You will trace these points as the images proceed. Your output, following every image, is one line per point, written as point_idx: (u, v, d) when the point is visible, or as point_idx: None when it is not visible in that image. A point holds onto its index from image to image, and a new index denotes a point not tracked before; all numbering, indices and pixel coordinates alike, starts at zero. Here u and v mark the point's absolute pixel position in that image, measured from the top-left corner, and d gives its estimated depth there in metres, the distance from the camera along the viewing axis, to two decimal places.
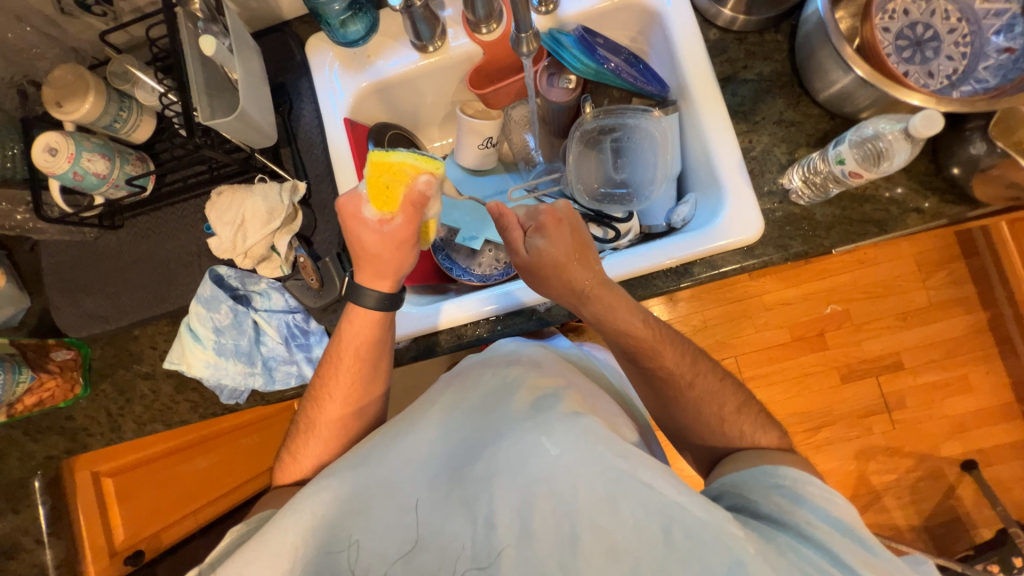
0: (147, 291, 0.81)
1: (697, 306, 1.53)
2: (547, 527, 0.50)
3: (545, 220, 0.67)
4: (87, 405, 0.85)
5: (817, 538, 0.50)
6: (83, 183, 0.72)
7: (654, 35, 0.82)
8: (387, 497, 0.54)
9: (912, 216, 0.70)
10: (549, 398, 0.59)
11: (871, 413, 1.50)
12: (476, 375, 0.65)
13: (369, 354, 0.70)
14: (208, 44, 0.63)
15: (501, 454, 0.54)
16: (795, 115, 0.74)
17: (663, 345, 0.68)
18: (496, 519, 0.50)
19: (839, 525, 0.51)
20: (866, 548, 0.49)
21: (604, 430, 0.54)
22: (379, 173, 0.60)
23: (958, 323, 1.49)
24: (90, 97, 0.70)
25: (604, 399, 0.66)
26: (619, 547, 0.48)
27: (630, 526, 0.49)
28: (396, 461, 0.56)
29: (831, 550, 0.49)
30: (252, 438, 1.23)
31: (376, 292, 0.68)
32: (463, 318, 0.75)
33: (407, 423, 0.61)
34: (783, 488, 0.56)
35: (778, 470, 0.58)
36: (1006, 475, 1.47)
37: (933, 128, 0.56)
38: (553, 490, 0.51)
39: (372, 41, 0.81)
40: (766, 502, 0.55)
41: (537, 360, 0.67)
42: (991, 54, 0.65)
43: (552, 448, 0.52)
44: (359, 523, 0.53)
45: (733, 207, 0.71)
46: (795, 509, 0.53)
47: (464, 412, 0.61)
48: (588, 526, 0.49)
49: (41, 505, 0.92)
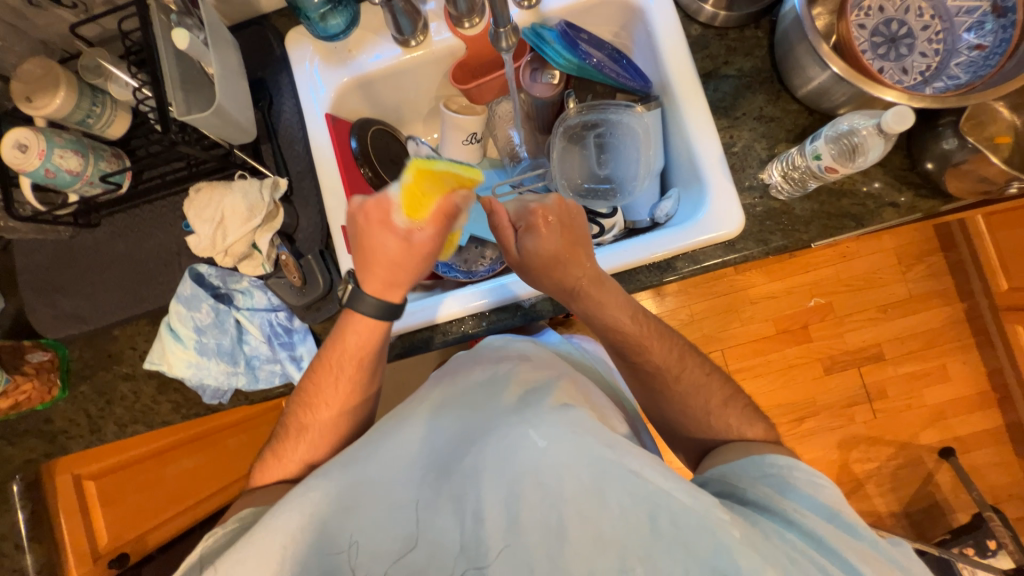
0: (126, 291, 0.80)
1: (684, 301, 1.55)
2: (534, 519, 0.50)
3: (535, 219, 0.66)
4: (65, 407, 0.84)
5: (801, 523, 0.51)
6: (56, 180, 0.70)
7: (636, 31, 0.82)
8: (377, 497, 0.54)
9: (888, 210, 0.71)
10: (537, 392, 0.59)
11: (854, 404, 1.53)
12: (464, 371, 0.65)
13: (368, 361, 0.69)
14: (180, 38, 0.62)
15: (489, 449, 0.54)
16: (774, 111, 0.74)
17: (645, 337, 0.69)
18: (485, 512, 0.51)
19: (822, 511, 0.53)
20: (848, 533, 0.51)
21: (592, 421, 0.54)
22: (420, 180, 0.56)
23: (937, 314, 1.53)
24: (62, 91, 0.68)
25: (594, 392, 0.66)
26: (606, 536, 0.49)
27: (616, 515, 0.49)
28: (386, 460, 0.56)
29: (812, 533, 0.50)
30: (239, 438, 1.21)
31: (374, 298, 0.66)
32: (466, 310, 0.75)
33: (395, 421, 0.60)
34: (769, 477, 0.57)
35: (766, 460, 0.59)
36: (981, 462, 1.51)
37: (904, 123, 0.57)
38: (540, 482, 0.51)
39: (353, 36, 0.81)
40: (753, 489, 0.56)
41: (526, 355, 0.67)
42: (963, 51, 0.66)
43: (540, 442, 0.52)
44: (355, 523, 0.53)
45: (715, 200, 0.72)
46: (780, 496, 0.54)
47: (452, 406, 0.60)
48: (575, 517, 0.50)
49: (19, 511, 0.89)
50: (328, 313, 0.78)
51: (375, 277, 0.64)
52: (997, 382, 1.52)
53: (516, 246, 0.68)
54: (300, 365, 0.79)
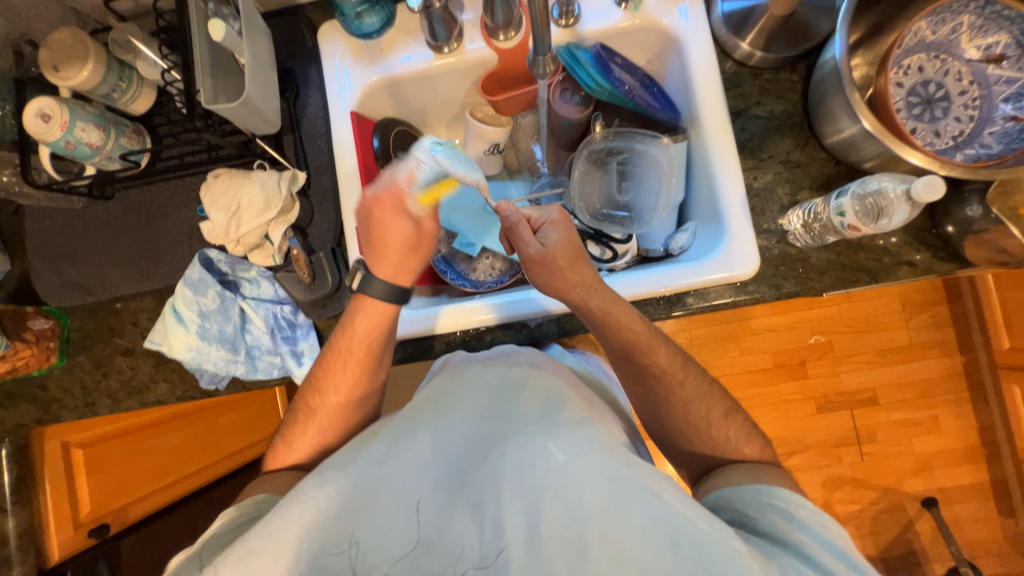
0: (134, 267, 0.80)
1: (685, 325, 1.54)
2: (555, 532, 0.49)
3: (558, 217, 0.70)
4: (61, 376, 0.84)
5: (816, 560, 0.49)
6: (75, 152, 0.70)
7: (671, 60, 0.81)
8: (391, 497, 0.53)
9: (904, 268, 0.71)
10: (555, 404, 0.60)
11: (843, 444, 1.53)
12: (474, 373, 0.65)
13: (376, 347, 0.70)
14: (216, 30, 0.62)
15: (508, 458, 0.54)
16: (801, 157, 0.74)
17: (666, 363, 0.69)
18: (505, 523, 0.50)
19: (835, 548, 0.51)
20: (861, 573, 0.48)
21: (609, 439, 0.55)
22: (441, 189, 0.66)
23: (935, 365, 1.53)
24: (89, 65, 0.68)
25: (607, 414, 0.66)
26: (626, 555, 0.48)
27: (637, 535, 0.48)
28: (402, 458, 0.55)
29: (829, 573, 0.48)
30: (229, 416, 1.26)
31: (382, 281, 0.69)
32: (466, 321, 0.74)
33: (410, 421, 0.60)
34: (779, 508, 0.55)
35: (773, 491, 0.57)
36: (963, 515, 1.52)
37: (934, 194, 0.57)
38: (561, 496, 0.51)
39: (386, 35, 0.80)
40: (764, 519, 0.54)
41: (535, 363, 0.68)
42: (997, 121, 0.66)
43: (559, 455, 0.53)
44: (364, 522, 0.51)
45: (733, 240, 0.71)
46: (789, 527, 0.53)
47: (472, 414, 0.61)
48: (596, 533, 0.49)
49: (8, 471, 0.89)
50: (334, 312, 0.77)
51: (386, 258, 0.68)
52: (987, 439, 1.52)
53: (536, 242, 0.68)
54: (300, 360, 0.78)
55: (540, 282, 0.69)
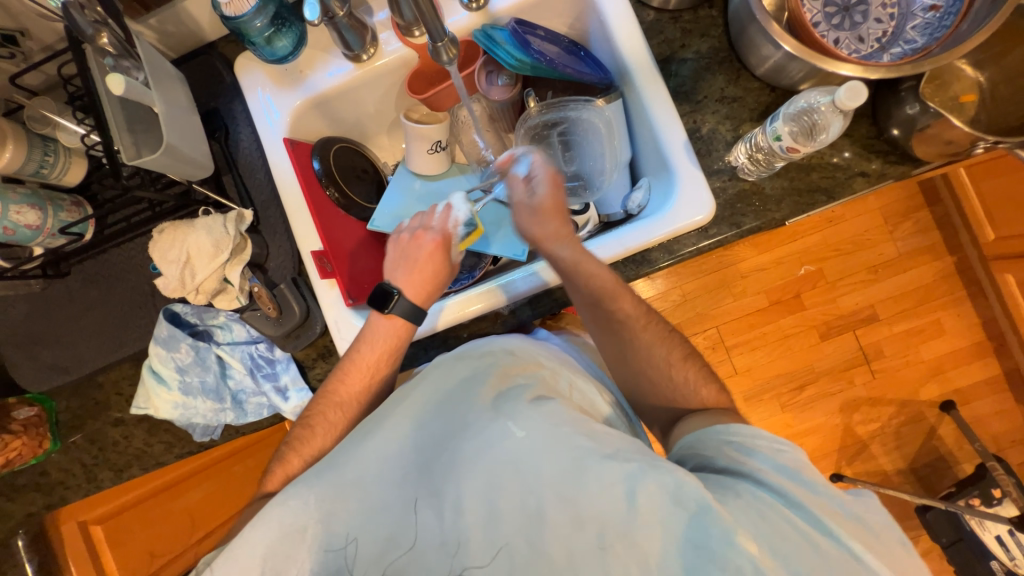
0: (102, 338, 0.79)
1: (674, 282, 1.54)
2: (513, 506, 0.50)
3: (548, 172, 0.69)
4: (59, 458, 0.84)
5: (767, 482, 0.48)
6: (16, 236, 0.69)
7: (590, 20, 0.80)
8: (360, 497, 0.54)
9: (858, 180, 0.70)
10: (516, 387, 0.59)
11: (852, 366, 1.54)
12: (440, 365, 0.64)
13: (371, 368, 0.69)
14: (116, 84, 0.59)
15: (468, 446, 0.55)
16: (736, 91, 0.73)
17: (640, 322, 0.67)
18: (464, 505, 0.51)
19: (788, 469, 0.49)
20: (812, 488, 0.47)
21: (569, 412, 0.55)
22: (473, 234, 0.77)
23: (927, 270, 1.52)
24: (10, 146, 0.66)
25: (579, 376, 0.67)
26: (585, 515, 0.48)
27: (596, 495, 0.48)
28: (366, 458, 0.56)
29: (781, 492, 0.47)
30: (245, 464, 1.17)
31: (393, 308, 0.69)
32: (469, 309, 0.73)
33: (375, 423, 0.60)
34: (734, 444, 0.53)
35: (731, 428, 0.55)
36: (982, 412, 1.53)
37: (857, 99, 0.56)
38: (519, 471, 0.51)
39: (302, 56, 0.79)
40: (721, 456, 0.52)
41: (509, 348, 0.66)
42: (918, 13, 0.65)
43: (518, 432, 0.54)
44: (345, 523, 0.53)
45: (683, 189, 0.71)
46: (745, 458, 0.51)
47: (431, 409, 0.61)
48: (554, 498, 0.49)
49: (28, 561, 0.94)
50: (309, 339, 0.76)
51: (424, 283, 0.71)
52: (991, 332, 1.52)
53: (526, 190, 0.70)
54: (285, 395, 0.78)
55: (524, 231, 0.71)
